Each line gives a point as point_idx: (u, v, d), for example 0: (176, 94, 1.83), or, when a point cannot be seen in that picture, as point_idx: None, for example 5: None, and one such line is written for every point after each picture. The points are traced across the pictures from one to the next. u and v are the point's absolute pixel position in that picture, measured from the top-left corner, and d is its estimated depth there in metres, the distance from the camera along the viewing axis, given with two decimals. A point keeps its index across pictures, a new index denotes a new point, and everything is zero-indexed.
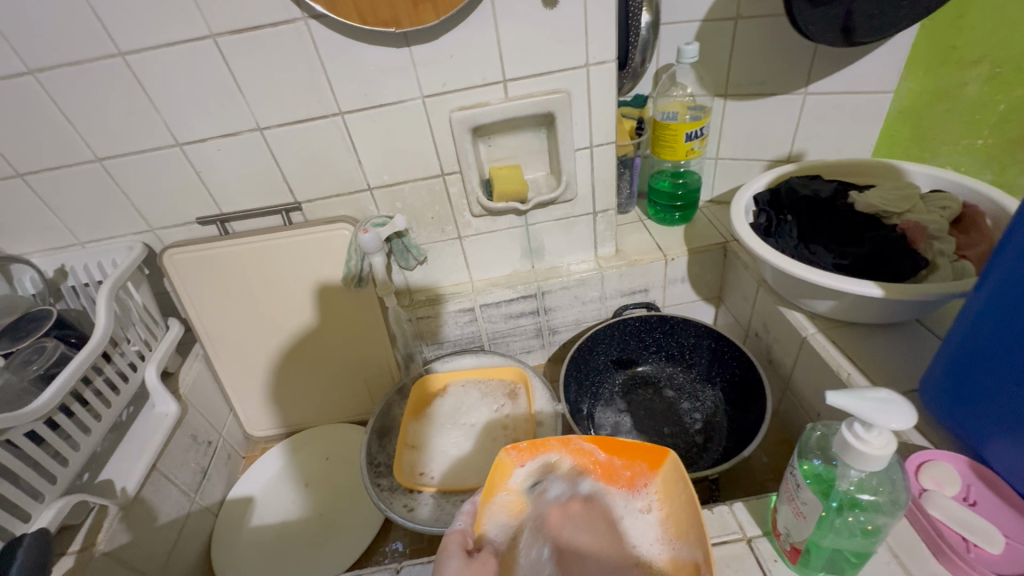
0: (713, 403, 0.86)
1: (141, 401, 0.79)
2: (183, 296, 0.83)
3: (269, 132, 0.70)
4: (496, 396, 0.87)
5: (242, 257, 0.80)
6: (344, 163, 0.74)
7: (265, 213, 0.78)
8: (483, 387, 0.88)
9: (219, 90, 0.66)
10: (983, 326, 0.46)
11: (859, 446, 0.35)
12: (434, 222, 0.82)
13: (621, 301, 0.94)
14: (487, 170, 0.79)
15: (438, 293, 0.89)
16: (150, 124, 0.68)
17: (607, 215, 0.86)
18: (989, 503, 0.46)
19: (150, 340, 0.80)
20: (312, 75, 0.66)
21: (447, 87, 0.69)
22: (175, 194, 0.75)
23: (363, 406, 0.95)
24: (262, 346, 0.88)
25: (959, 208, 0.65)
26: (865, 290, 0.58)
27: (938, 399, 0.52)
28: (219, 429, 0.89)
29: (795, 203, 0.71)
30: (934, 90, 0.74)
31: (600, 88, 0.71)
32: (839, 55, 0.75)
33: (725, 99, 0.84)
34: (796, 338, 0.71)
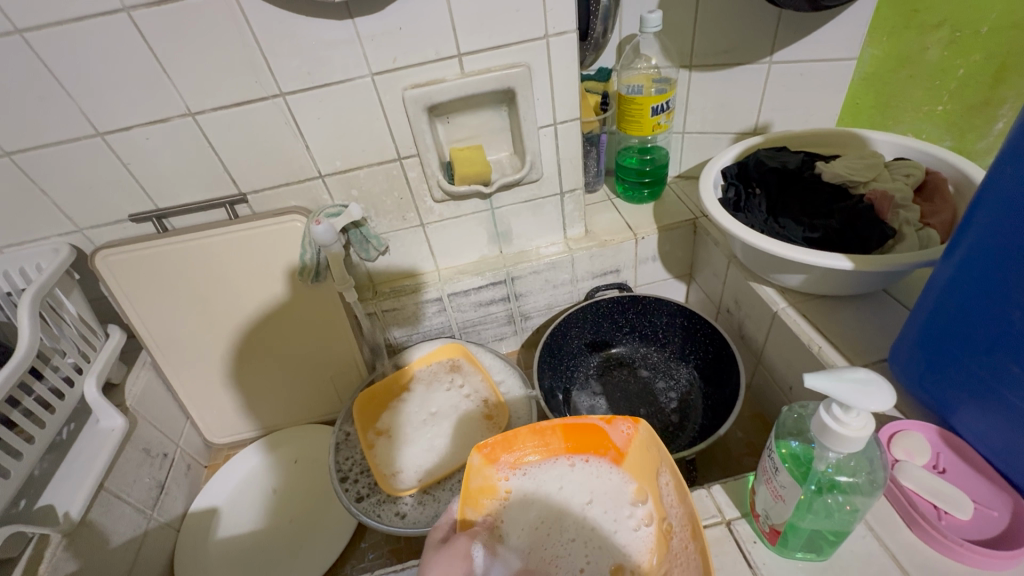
0: (688, 381, 0.86)
1: (82, 417, 0.73)
2: (122, 301, 0.76)
3: (202, 117, 0.64)
4: (440, 380, 0.85)
5: (186, 255, 0.74)
6: (291, 150, 0.69)
7: (207, 207, 0.72)
8: (427, 380, 0.85)
9: (142, 71, 0.59)
10: (953, 294, 0.45)
11: (838, 428, 0.34)
12: (394, 210, 0.78)
13: (593, 282, 0.92)
14: (447, 152, 0.75)
15: (403, 284, 0.85)
16: (64, 113, 0.61)
17: (576, 195, 0.83)
18: (959, 471, 0.47)
19: (88, 350, 0.73)
20: (247, 51, 0.59)
21: (398, 63, 0.64)
22: (101, 190, 0.68)
23: (332, 405, 0.91)
24: (216, 349, 0.82)
25: (923, 175, 0.65)
26: (835, 263, 0.57)
27: (908, 369, 0.52)
28: (176, 440, 0.84)
29: (763, 176, 0.70)
30: (897, 56, 0.73)
31: (562, 61, 0.68)
32: (804, 22, 0.73)
33: (690, 71, 0.82)
34: (768, 313, 0.71)
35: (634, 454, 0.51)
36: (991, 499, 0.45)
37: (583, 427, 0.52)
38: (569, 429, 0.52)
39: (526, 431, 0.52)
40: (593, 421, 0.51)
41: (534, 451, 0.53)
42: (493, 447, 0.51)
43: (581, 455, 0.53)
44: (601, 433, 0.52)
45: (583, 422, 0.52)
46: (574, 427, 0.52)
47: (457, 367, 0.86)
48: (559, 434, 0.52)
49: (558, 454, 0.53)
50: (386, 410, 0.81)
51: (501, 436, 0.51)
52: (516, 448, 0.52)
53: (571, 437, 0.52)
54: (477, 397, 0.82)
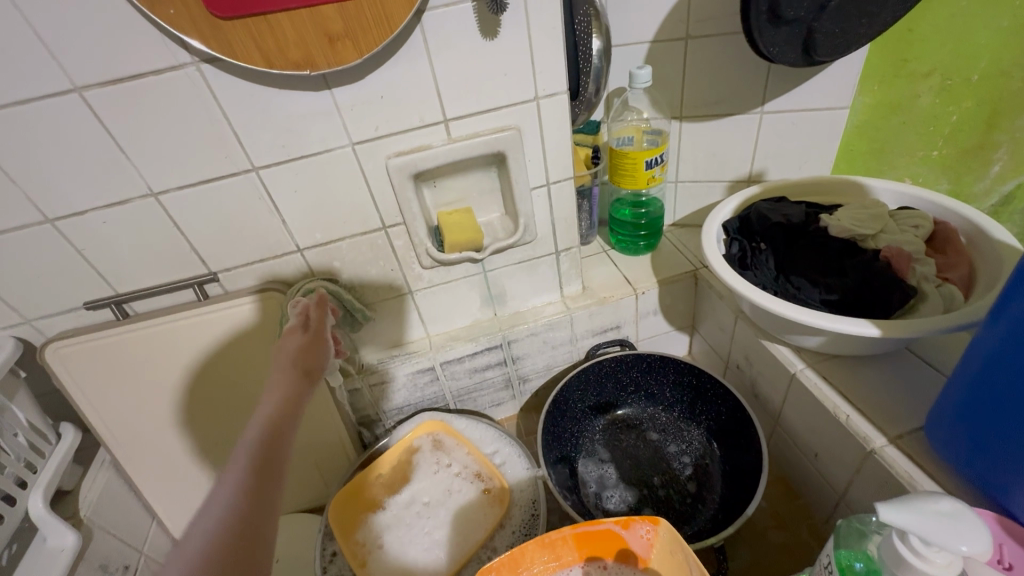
0: (701, 443, 0.80)
1: (27, 535, 0.64)
2: (76, 395, 0.68)
3: (165, 197, 0.58)
4: (425, 464, 0.77)
5: (149, 342, 0.67)
6: (265, 225, 0.63)
7: (173, 289, 0.65)
8: (409, 467, 0.77)
9: (96, 152, 0.54)
10: (1001, 371, 0.42)
11: (919, 565, 0.29)
12: (379, 279, 0.72)
13: (593, 340, 0.87)
14: (434, 217, 0.71)
15: (392, 354, 0.80)
16: (7, 200, 0.55)
17: (571, 253, 0.79)
18: None
19: (34, 457, 0.65)
20: (214, 126, 0.55)
21: (380, 132, 0.60)
22: (51, 278, 0.61)
23: (316, 490, 0.83)
24: (186, 440, 0.74)
25: (931, 225, 0.63)
26: (858, 328, 0.54)
27: (956, 446, 0.48)
28: (139, 547, 0.74)
29: (767, 231, 0.67)
30: (889, 103, 0.72)
31: (553, 122, 0.64)
32: (794, 72, 0.72)
33: (681, 121, 0.80)
34: (784, 374, 0.66)
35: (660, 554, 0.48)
36: None
37: (597, 534, 0.49)
38: (580, 538, 0.49)
39: (534, 546, 0.48)
40: (608, 526, 0.48)
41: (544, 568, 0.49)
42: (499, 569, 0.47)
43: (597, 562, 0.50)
44: (618, 538, 0.49)
45: (595, 528, 0.49)
46: (585, 535, 0.49)
47: (440, 444, 0.79)
48: (570, 545, 0.49)
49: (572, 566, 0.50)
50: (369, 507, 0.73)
51: (508, 557, 0.48)
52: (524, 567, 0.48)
53: (583, 545, 0.49)
54: (468, 473, 0.76)
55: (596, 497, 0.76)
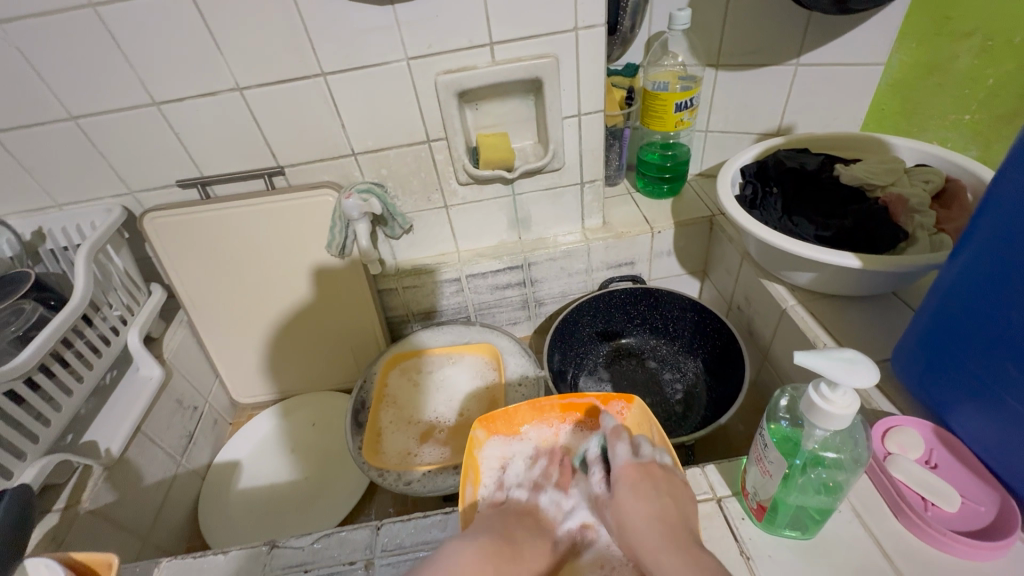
0: (694, 374, 0.88)
1: (124, 365, 0.79)
2: (165, 261, 0.82)
3: (249, 92, 0.68)
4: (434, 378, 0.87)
5: (225, 222, 0.79)
6: (327, 127, 0.73)
7: (247, 177, 0.76)
8: (403, 392, 0.85)
9: (197, 45, 0.64)
10: (957, 295, 0.46)
11: (824, 406, 0.36)
12: (420, 190, 0.81)
13: (608, 273, 0.94)
14: (473, 137, 0.78)
15: (424, 263, 0.89)
16: (125, 82, 0.66)
17: (595, 186, 0.85)
18: (951, 466, 0.48)
19: (132, 304, 0.79)
20: (293, 31, 0.64)
21: (432, 49, 0.67)
22: (153, 156, 0.73)
23: (350, 374, 0.96)
24: (248, 313, 0.88)
25: (942, 181, 0.66)
26: (843, 260, 0.59)
27: (910, 370, 0.53)
28: (205, 395, 0.90)
29: (781, 175, 0.71)
30: (925, 63, 0.73)
31: (589, 54, 0.70)
32: (832, 25, 0.74)
33: (716, 70, 0.83)
34: (776, 310, 0.72)
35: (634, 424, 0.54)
36: (979, 494, 0.46)
37: (580, 403, 0.55)
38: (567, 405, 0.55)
39: (525, 409, 0.56)
40: (591, 400, 0.55)
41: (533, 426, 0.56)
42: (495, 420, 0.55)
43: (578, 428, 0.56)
44: (597, 411, 0.55)
45: (580, 400, 0.55)
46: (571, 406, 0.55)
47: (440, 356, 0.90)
48: (557, 411, 0.56)
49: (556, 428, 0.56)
50: (405, 419, 0.82)
51: (500, 411, 0.55)
52: (516, 424, 0.55)
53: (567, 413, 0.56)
54: (475, 372, 0.88)
55: None
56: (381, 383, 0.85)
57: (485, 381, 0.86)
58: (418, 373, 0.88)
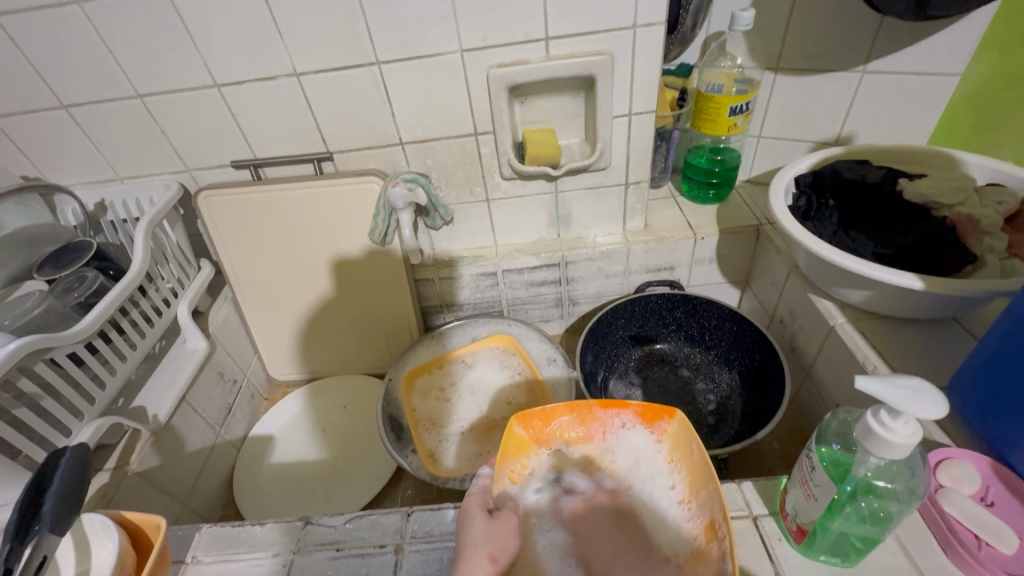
0: (729, 386, 0.86)
1: (172, 336, 0.82)
2: (215, 238, 0.85)
3: (305, 78, 0.69)
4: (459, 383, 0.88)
5: (273, 204, 0.81)
6: (377, 115, 0.74)
7: (298, 161, 0.78)
8: (437, 398, 0.87)
9: (259, 30, 0.65)
10: None
11: (883, 433, 0.35)
12: (463, 182, 0.81)
13: (645, 277, 0.93)
14: (520, 132, 0.78)
15: (462, 255, 0.90)
16: (190, 64, 0.68)
17: (640, 187, 0.84)
18: (1008, 505, 0.46)
19: (183, 278, 0.82)
20: (352, 19, 0.64)
21: (487, 42, 0.67)
22: (212, 136, 0.76)
23: (382, 359, 0.98)
24: (289, 293, 0.90)
25: (1016, 204, 0.62)
26: (903, 281, 0.56)
27: (968, 400, 0.51)
28: (244, 370, 0.93)
29: (839, 187, 0.68)
30: (1009, 75, 0.68)
31: (645, 52, 0.68)
32: (907, 30, 0.71)
33: (775, 73, 0.80)
34: (823, 327, 0.69)
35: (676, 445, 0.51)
36: None
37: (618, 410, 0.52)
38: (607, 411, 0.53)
39: (564, 410, 0.53)
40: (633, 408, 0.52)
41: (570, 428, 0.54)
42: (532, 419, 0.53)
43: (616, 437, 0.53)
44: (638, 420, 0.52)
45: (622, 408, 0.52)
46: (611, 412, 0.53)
47: (454, 357, 0.91)
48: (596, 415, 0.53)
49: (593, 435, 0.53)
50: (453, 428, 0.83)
51: (538, 408, 0.53)
52: (554, 424, 0.53)
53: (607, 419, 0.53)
54: (499, 363, 0.90)
55: None
56: (409, 408, 0.85)
57: (517, 374, 0.88)
58: (444, 382, 0.88)
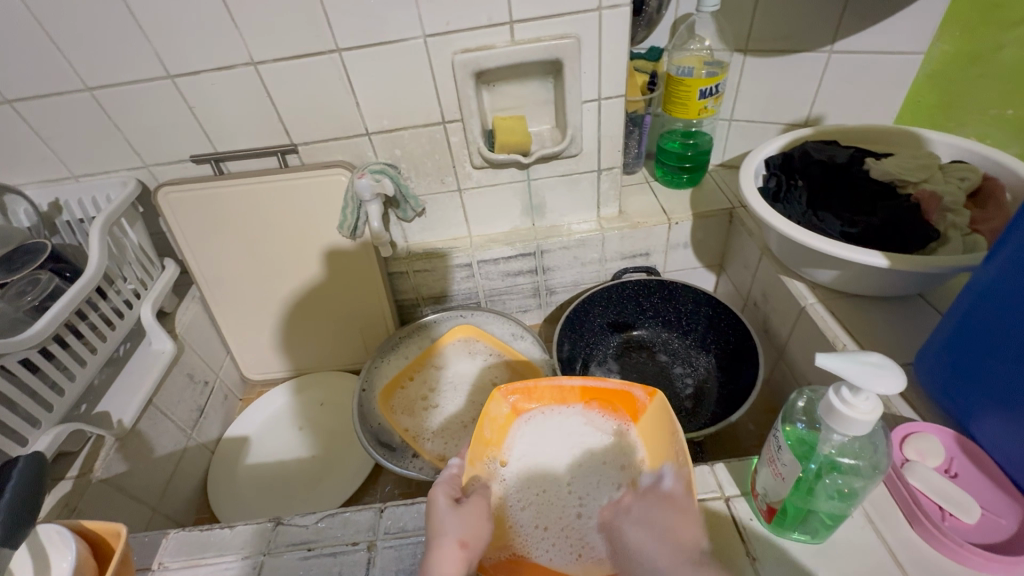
0: (705, 369, 0.86)
1: (137, 338, 0.80)
2: (178, 236, 0.82)
3: (263, 67, 0.67)
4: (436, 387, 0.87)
5: (237, 199, 0.79)
6: (341, 105, 0.71)
7: (261, 154, 0.76)
8: (422, 404, 0.85)
9: (212, 17, 0.63)
10: (991, 299, 0.44)
11: (844, 409, 0.35)
12: (433, 173, 0.80)
13: (621, 264, 0.92)
14: (490, 120, 0.77)
15: (436, 247, 0.88)
16: (141, 54, 0.65)
17: (612, 174, 0.83)
18: (971, 475, 0.46)
19: (146, 278, 0.80)
20: (309, 4, 0.62)
21: (451, 27, 0.65)
22: (168, 130, 0.73)
23: (359, 355, 0.96)
24: (260, 291, 0.88)
25: (978, 180, 0.63)
26: (870, 259, 0.56)
27: (933, 374, 0.51)
28: (216, 371, 0.91)
29: (807, 168, 0.68)
30: (968, 54, 0.69)
31: (612, 35, 0.67)
32: (871, 9, 0.71)
33: (744, 55, 0.80)
34: (795, 308, 0.70)
35: (652, 428, 0.51)
36: (1000, 506, 0.44)
37: (601, 392, 0.54)
38: (588, 390, 0.54)
39: (547, 387, 0.55)
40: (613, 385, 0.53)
41: (550, 404, 0.55)
42: (515, 395, 0.55)
43: (594, 416, 0.55)
44: (617, 397, 0.53)
45: (602, 385, 0.54)
46: (592, 390, 0.54)
47: (422, 362, 0.89)
48: (577, 394, 0.55)
49: (574, 412, 0.55)
50: (448, 430, 0.81)
51: (524, 383, 0.55)
52: (535, 401, 0.55)
53: (588, 398, 0.54)
54: (471, 355, 0.90)
55: None
56: (401, 428, 0.81)
57: (493, 358, 0.89)
58: (422, 390, 0.86)
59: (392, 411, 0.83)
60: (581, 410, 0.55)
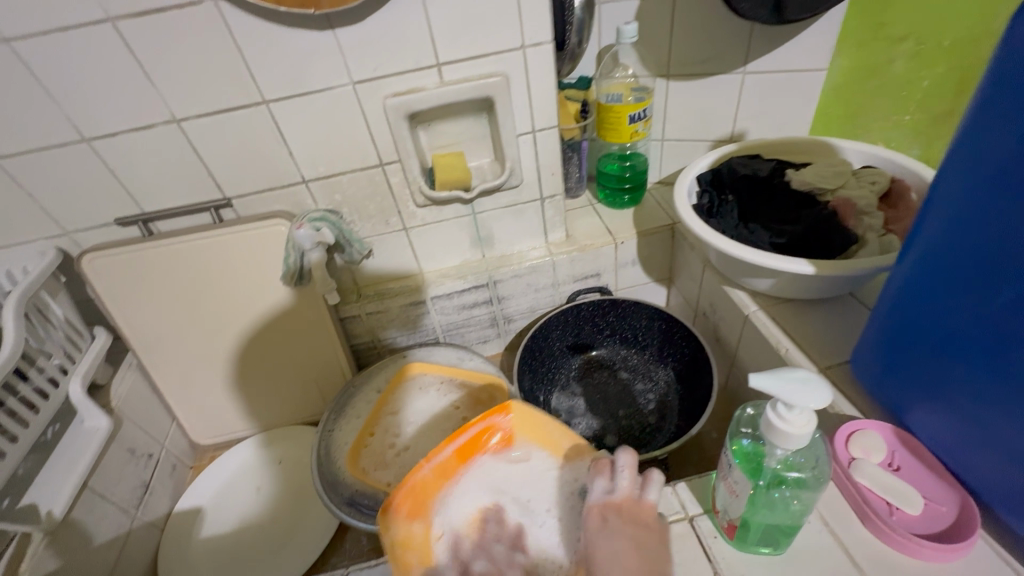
0: (666, 382, 0.88)
1: (67, 417, 0.74)
2: (108, 302, 0.77)
3: (187, 123, 0.65)
4: (403, 434, 0.81)
5: (170, 258, 0.75)
6: (273, 156, 0.70)
7: (192, 211, 0.73)
8: (394, 453, 0.79)
9: (126, 78, 0.61)
10: (906, 298, 0.47)
11: (780, 424, 0.36)
12: (376, 214, 0.79)
13: (574, 286, 0.93)
14: (429, 158, 0.77)
15: (388, 287, 0.87)
16: (51, 119, 0.62)
17: (555, 201, 0.85)
18: (912, 467, 0.49)
19: (73, 352, 0.74)
20: (229, 59, 0.61)
21: (378, 72, 0.65)
22: (88, 194, 0.69)
23: (317, 406, 0.93)
24: (204, 351, 0.84)
25: (887, 182, 0.68)
26: (798, 267, 0.59)
27: (868, 371, 0.54)
28: (161, 441, 0.85)
29: (735, 183, 0.71)
30: (866, 67, 0.76)
31: (539, 71, 0.69)
32: (774, 33, 0.76)
33: (667, 80, 0.84)
34: (740, 316, 0.72)
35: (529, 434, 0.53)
36: (940, 494, 0.47)
37: (469, 442, 0.52)
38: (460, 446, 0.52)
39: (429, 474, 0.50)
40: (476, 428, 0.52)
41: (442, 483, 0.50)
42: (405, 505, 0.48)
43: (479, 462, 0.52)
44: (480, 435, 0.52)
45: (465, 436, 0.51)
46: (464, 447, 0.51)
47: (377, 415, 0.83)
48: (455, 459, 0.51)
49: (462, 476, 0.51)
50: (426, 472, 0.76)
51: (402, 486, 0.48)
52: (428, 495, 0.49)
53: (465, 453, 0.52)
54: (425, 390, 0.86)
55: (565, 423, 0.85)
56: (382, 484, 0.74)
57: (447, 385, 0.86)
58: (388, 444, 0.80)
59: (365, 472, 0.76)
60: (466, 470, 0.52)
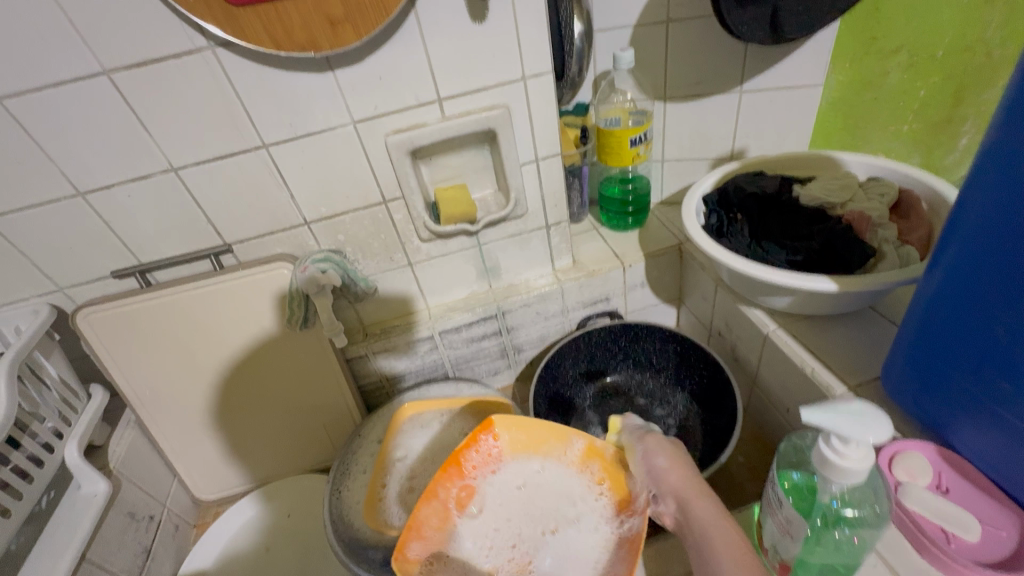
0: (685, 406, 0.86)
1: (63, 483, 0.70)
2: (104, 358, 0.74)
3: (184, 171, 0.64)
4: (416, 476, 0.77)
5: (169, 309, 0.73)
6: (274, 198, 0.69)
7: (191, 259, 0.71)
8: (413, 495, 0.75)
9: (122, 130, 0.59)
10: (937, 313, 0.46)
11: (837, 461, 0.34)
12: (381, 251, 0.77)
13: (584, 312, 0.92)
14: (432, 192, 0.76)
15: (394, 324, 0.85)
16: (44, 175, 0.61)
17: (561, 228, 0.84)
18: (962, 489, 0.46)
19: (69, 414, 0.71)
20: (227, 105, 0.60)
21: (379, 111, 0.65)
22: (83, 249, 0.67)
23: (325, 452, 0.89)
24: (205, 403, 0.80)
25: (896, 193, 0.67)
26: (820, 284, 0.58)
27: (901, 389, 0.52)
28: (162, 500, 0.81)
29: (743, 202, 0.71)
30: (860, 80, 0.77)
31: (540, 101, 0.69)
32: (768, 52, 0.77)
33: (665, 102, 0.84)
34: (758, 336, 0.71)
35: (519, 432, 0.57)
36: (996, 517, 0.45)
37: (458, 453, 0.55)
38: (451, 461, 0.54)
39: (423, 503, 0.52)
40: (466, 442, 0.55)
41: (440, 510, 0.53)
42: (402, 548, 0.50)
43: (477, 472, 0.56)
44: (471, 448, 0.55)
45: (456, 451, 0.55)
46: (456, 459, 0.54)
47: (384, 462, 0.79)
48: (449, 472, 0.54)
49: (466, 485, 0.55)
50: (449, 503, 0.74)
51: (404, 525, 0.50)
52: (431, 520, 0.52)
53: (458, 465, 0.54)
54: (426, 426, 0.82)
55: None
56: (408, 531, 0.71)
57: (449, 415, 0.82)
58: (402, 491, 0.76)
59: (387, 524, 0.73)
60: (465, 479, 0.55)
